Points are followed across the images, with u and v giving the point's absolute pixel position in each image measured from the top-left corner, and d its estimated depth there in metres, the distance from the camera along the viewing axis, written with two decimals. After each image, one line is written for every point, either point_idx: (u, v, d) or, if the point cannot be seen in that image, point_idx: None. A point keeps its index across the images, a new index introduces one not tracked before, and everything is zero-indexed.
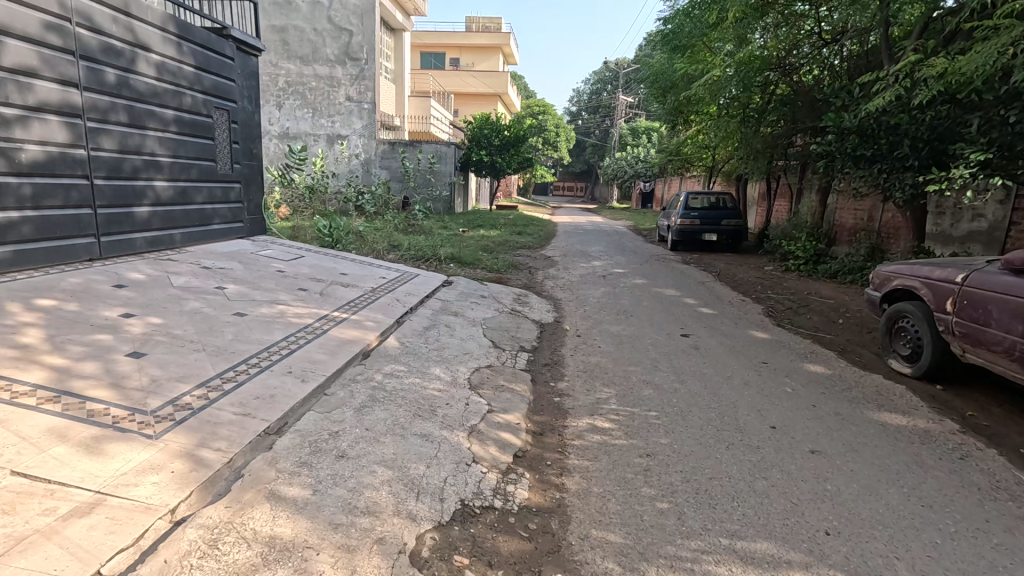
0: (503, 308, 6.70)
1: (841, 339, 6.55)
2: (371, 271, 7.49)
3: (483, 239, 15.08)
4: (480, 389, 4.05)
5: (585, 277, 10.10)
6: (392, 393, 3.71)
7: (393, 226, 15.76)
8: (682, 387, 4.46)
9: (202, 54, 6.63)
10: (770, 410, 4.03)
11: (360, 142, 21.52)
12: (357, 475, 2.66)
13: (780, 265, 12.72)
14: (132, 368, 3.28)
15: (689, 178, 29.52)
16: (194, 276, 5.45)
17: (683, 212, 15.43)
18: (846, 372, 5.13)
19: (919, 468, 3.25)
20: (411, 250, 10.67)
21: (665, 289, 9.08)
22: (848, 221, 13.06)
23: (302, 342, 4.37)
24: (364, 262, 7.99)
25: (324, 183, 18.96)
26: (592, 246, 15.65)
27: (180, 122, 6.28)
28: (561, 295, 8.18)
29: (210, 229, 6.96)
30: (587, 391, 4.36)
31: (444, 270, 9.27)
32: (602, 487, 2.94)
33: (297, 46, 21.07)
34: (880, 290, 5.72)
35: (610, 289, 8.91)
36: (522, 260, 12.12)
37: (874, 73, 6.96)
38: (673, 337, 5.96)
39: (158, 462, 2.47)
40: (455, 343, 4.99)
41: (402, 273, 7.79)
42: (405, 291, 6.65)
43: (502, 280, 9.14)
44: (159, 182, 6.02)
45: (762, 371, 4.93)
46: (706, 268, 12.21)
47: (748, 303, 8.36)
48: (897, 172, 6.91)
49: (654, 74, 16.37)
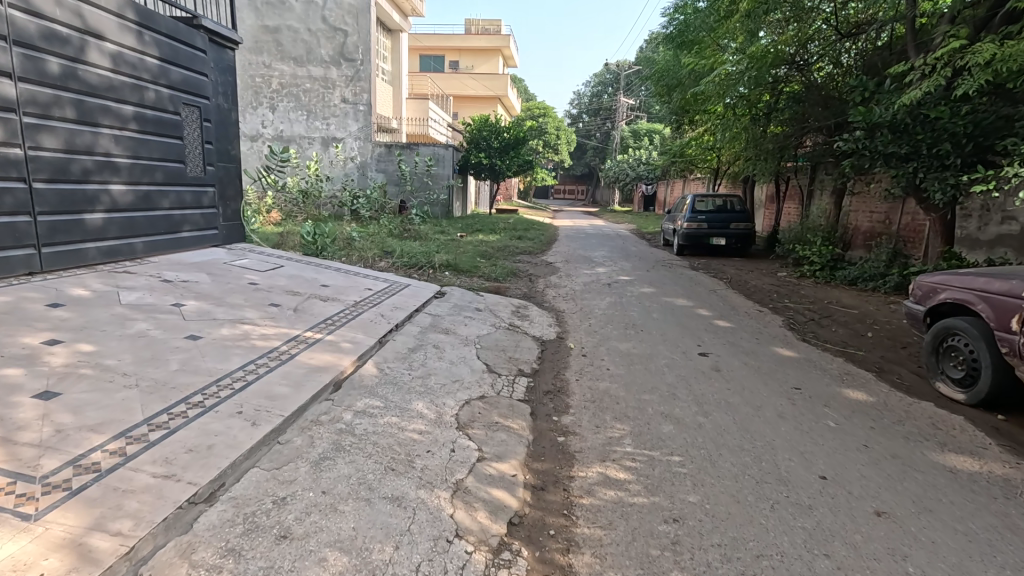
0: (500, 323, 6.07)
1: (875, 357, 5.90)
2: (356, 283, 6.87)
3: (481, 244, 14.48)
4: (469, 429, 3.41)
5: (588, 285, 9.48)
6: (363, 438, 3.07)
7: (387, 231, 15.18)
8: (705, 422, 3.81)
9: (168, 46, 6.04)
10: (814, 452, 3.37)
11: (356, 145, 20.93)
12: (300, 567, 2.02)
13: (794, 270, 12.07)
14: (34, 415, 2.66)
15: (693, 180, 28.92)
16: (149, 291, 4.83)
17: (690, 215, 14.82)
18: (891, 398, 4.48)
19: (1015, 536, 2.60)
20: (405, 257, 10.06)
21: (676, 298, 8.43)
22: (863, 224, 12.49)
23: (263, 370, 3.74)
24: (349, 271, 7.38)
25: (318, 186, 18.37)
26: (594, 251, 15.03)
27: (141, 119, 5.67)
28: (564, 307, 7.55)
29: (178, 237, 6.34)
30: (596, 427, 3.72)
31: (438, 279, 8.63)
32: (619, 571, 2.30)
33: (291, 47, 20.55)
34: (924, 304, 5.07)
35: (616, 299, 8.28)
36: (522, 267, 11.50)
37: (906, 63, 6.35)
38: (690, 356, 5.32)
39: (25, 559, 1.84)
40: (443, 369, 4.36)
41: (391, 284, 7.18)
42: (392, 305, 6.03)
43: (501, 289, 8.52)
44: (115, 186, 5.40)
45: (795, 398, 4.29)
46: (716, 275, 11.56)
47: (766, 315, 7.71)
48: (935, 171, 6.26)
49: (659, 72, 15.84)
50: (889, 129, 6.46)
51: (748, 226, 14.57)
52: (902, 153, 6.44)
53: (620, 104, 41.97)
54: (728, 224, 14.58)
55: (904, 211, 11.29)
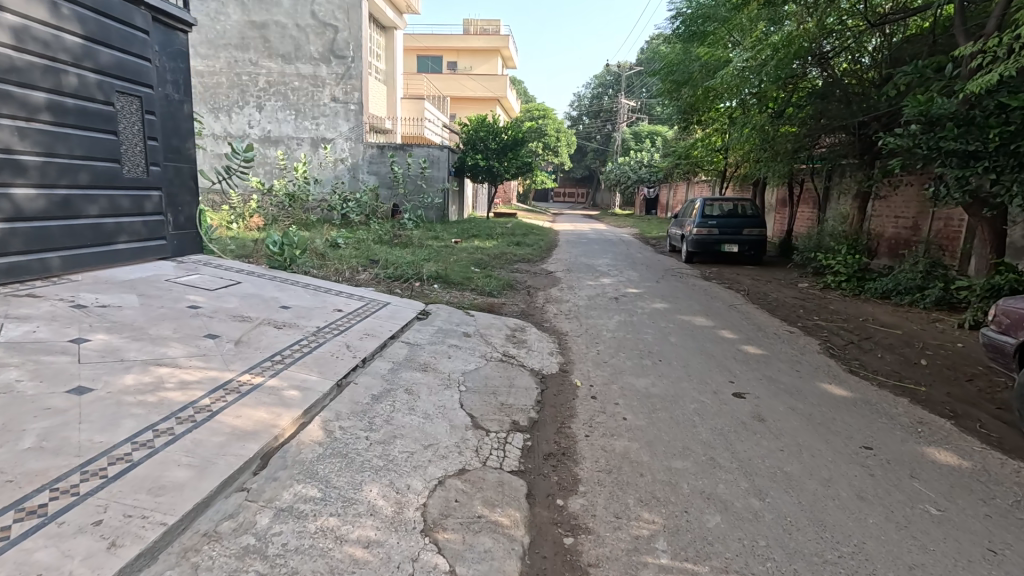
0: (491, 353, 5.09)
1: (940, 394, 4.91)
2: (323, 302, 5.89)
3: (477, 251, 13.51)
4: (439, 532, 2.43)
5: (593, 299, 8.51)
6: (277, 562, 2.09)
7: (376, 237, 14.23)
8: (764, 507, 2.82)
9: (97, 22, 5.10)
10: (927, 566, 2.39)
11: (346, 146, 20.00)
12: None
13: (816, 281, 11.11)
14: None
15: (698, 183, 27.99)
16: (47, 322, 3.84)
17: (700, 220, 13.84)
18: (991, 461, 3.49)
19: None
20: (389, 268, 9.08)
21: (693, 316, 7.44)
22: (889, 231, 11.85)
23: (162, 441, 2.73)
24: (318, 288, 6.40)
25: (306, 189, 17.45)
26: (598, 259, 14.06)
27: (57, 109, 4.73)
28: (567, 328, 6.56)
29: (111, 249, 5.38)
30: (617, 518, 2.73)
31: (425, 294, 7.66)
32: None
33: (278, 43, 19.60)
34: (1015, 335, 4.08)
35: (626, 318, 7.29)
36: (520, 277, 10.53)
37: (976, 43, 5.39)
38: (723, 398, 4.35)
39: None
40: (414, 428, 3.36)
41: (366, 303, 6.20)
42: (364, 333, 5.06)
43: (495, 305, 7.55)
44: (20, 190, 4.47)
45: (872, 466, 3.31)
46: (732, 286, 10.57)
47: (799, 337, 6.73)
48: (1012, 170, 5.30)
49: (666, 67, 14.88)
50: (952, 122, 5.54)
51: (763, 233, 13.60)
52: (970, 150, 5.48)
53: (620, 105, 41.03)
54: (740, 231, 13.62)
55: (937, 216, 10.50)
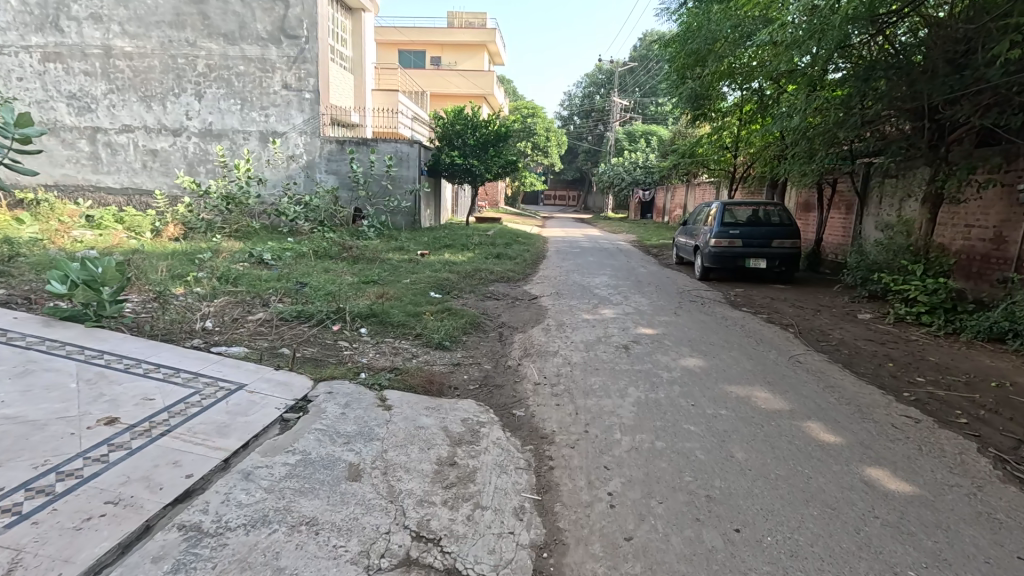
0: (390, 543, 2.37)
1: None
2: (90, 402, 3.11)
3: (444, 268, 10.75)
4: None
5: (593, 350, 5.83)
6: None
7: (317, 248, 11.50)
8: None
9: None
10: None
11: (300, 141, 17.21)
12: None
13: (880, 310, 8.51)
14: None
15: (700, 185, 25.43)
16: None
17: (719, 228, 11.22)
18: None
19: None
20: (297, 304, 6.30)
21: (751, 389, 4.75)
22: (964, 245, 9.27)
23: None
24: (110, 366, 3.60)
25: (248, 190, 14.77)
26: (594, 275, 11.45)
27: None
28: (553, 425, 3.86)
29: None
30: None
31: (334, 351, 4.92)
32: None
33: (219, 20, 16.67)
34: None
35: (649, 392, 4.59)
36: (490, 308, 7.82)
37: None
38: None
39: None
40: None
41: (189, 395, 3.43)
42: (106, 505, 2.28)
43: (439, 371, 4.79)
44: None
45: None
46: (774, 319, 7.94)
47: (940, 433, 4.04)
48: None
49: (683, 35, 12.16)
50: None
51: (797, 244, 11.03)
52: None
53: (614, 104, 38.58)
54: (770, 242, 11.03)
55: None
